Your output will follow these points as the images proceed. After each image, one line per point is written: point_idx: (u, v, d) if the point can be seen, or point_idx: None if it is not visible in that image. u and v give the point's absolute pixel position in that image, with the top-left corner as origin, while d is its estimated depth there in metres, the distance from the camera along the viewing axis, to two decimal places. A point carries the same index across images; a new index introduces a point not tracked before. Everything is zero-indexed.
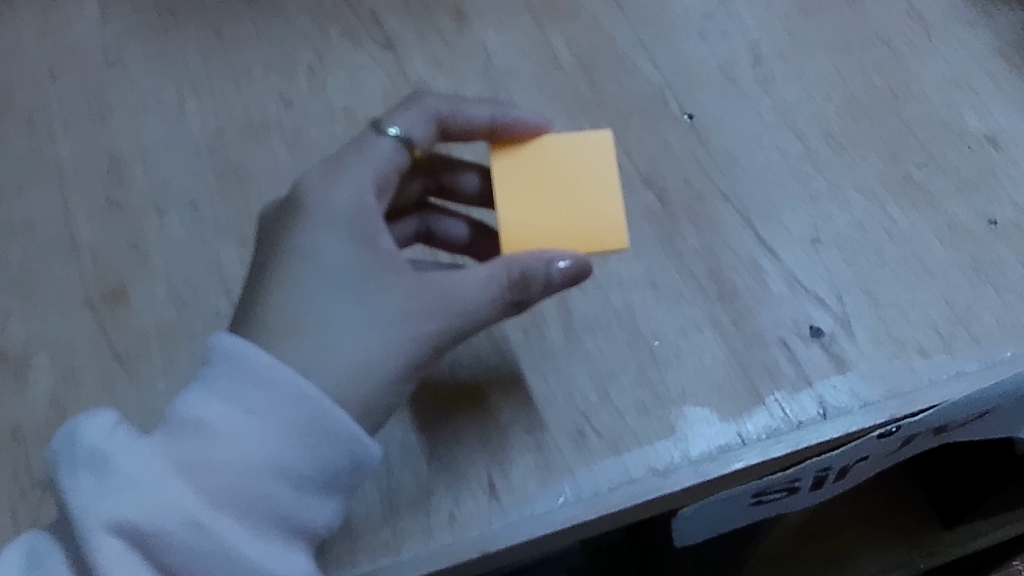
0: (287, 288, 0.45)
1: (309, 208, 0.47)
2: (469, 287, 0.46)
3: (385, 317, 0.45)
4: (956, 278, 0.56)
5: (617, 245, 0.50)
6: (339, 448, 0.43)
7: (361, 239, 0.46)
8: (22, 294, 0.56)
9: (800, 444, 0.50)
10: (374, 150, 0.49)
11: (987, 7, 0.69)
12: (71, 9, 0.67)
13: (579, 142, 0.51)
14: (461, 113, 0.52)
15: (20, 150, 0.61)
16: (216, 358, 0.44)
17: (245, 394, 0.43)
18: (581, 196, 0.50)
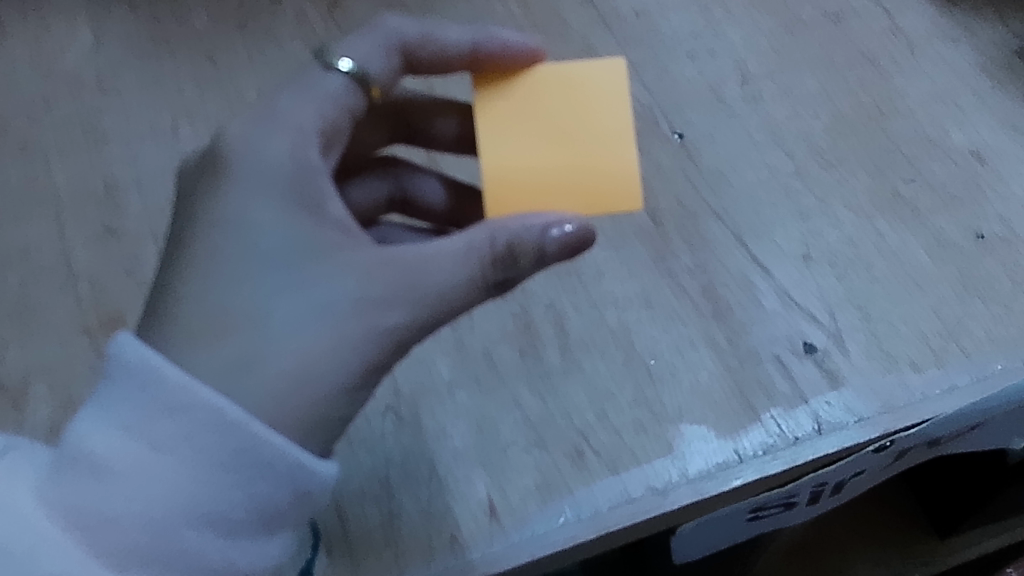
0: (216, 267, 0.42)
1: (237, 167, 0.43)
2: (429, 261, 0.43)
3: (335, 307, 0.42)
4: (946, 292, 0.57)
5: (628, 196, 0.47)
6: (267, 479, 0.40)
7: (308, 212, 0.43)
8: (19, 322, 0.56)
9: (797, 460, 0.51)
10: (318, 94, 0.45)
11: (968, 25, 0.70)
12: (65, 37, 0.67)
13: (578, 74, 0.47)
14: (434, 40, 0.49)
15: (15, 178, 0.61)
16: (115, 374, 0.39)
17: (149, 421, 0.38)
18: (582, 138, 0.47)
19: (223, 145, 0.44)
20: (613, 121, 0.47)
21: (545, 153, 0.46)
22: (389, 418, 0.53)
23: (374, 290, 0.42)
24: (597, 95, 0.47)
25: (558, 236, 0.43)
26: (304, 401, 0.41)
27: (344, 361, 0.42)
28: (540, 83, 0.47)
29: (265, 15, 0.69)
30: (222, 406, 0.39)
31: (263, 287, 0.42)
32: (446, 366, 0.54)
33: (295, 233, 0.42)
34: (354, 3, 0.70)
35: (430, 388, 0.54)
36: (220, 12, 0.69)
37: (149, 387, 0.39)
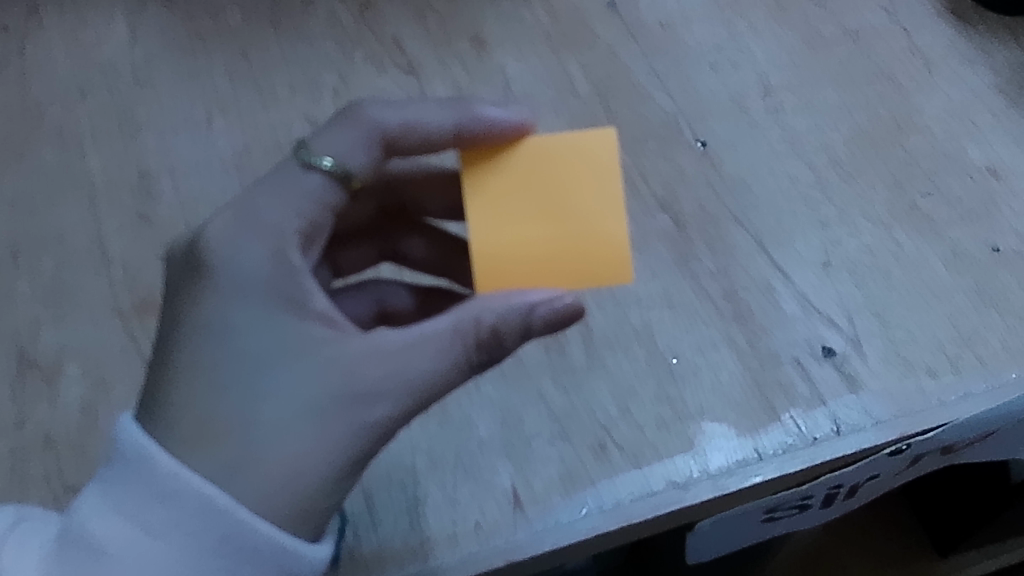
0: (200, 371, 0.41)
1: (215, 272, 0.42)
2: (410, 353, 0.42)
3: (321, 404, 0.41)
4: (963, 302, 0.58)
5: (624, 271, 0.46)
6: (264, 564, 0.40)
7: (291, 307, 0.42)
8: (53, 304, 0.57)
9: (816, 459, 0.52)
10: (296, 187, 0.44)
11: (985, 44, 0.71)
12: (101, 29, 0.69)
13: (566, 146, 0.45)
14: (416, 126, 0.47)
15: (50, 165, 0.62)
16: (116, 456, 0.41)
17: (144, 506, 0.40)
18: (572, 215, 0.45)
19: (200, 247, 0.43)
20: (602, 195, 0.45)
21: (534, 232, 0.45)
22: None
23: (356, 382, 0.41)
24: (586, 169, 0.45)
25: (543, 312, 0.43)
26: (292, 494, 0.41)
27: (328, 453, 0.41)
28: (527, 157, 0.45)
29: (297, 15, 0.70)
30: (209, 494, 0.39)
31: (246, 386, 0.41)
32: None
33: (277, 331, 0.42)
34: (384, 6, 0.71)
35: None
36: (252, 10, 0.70)
37: (144, 470, 0.40)
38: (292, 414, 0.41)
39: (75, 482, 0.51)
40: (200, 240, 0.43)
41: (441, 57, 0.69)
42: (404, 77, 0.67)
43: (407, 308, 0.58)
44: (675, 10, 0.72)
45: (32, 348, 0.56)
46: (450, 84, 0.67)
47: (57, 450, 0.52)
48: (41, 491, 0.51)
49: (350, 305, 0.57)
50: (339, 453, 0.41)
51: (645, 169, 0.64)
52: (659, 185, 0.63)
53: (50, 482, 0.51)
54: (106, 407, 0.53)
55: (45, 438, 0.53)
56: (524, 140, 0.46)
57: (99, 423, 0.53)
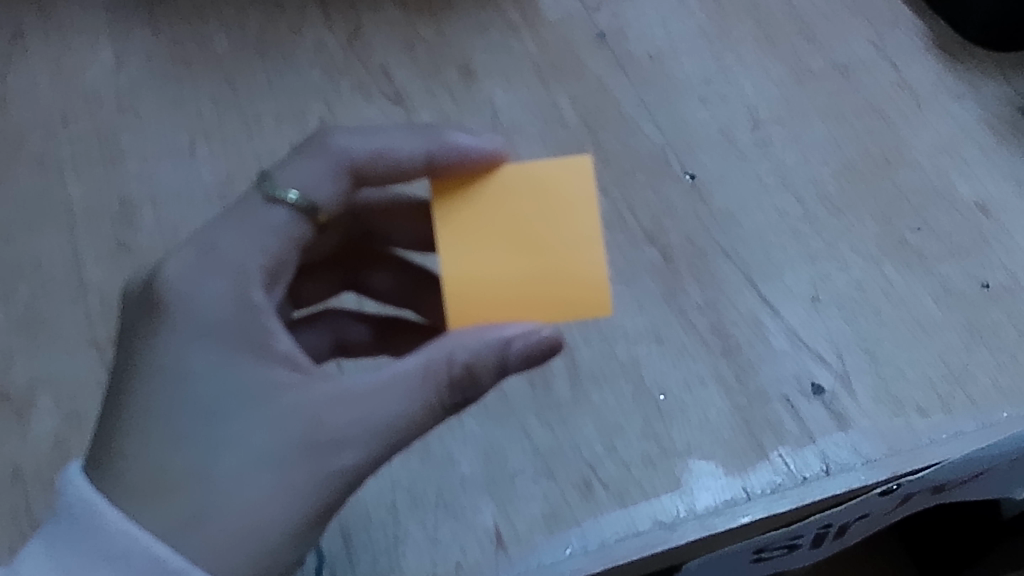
0: (153, 421, 0.40)
1: (173, 316, 0.41)
2: (378, 397, 0.41)
3: (283, 453, 0.39)
4: (953, 339, 0.58)
5: (602, 305, 0.44)
6: None
7: (252, 350, 0.41)
8: (27, 333, 0.56)
9: (805, 499, 0.51)
10: (260, 221, 0.43)
11: (973, 80, 0.71)
12: (86, 55, 0.68)
13: (542, 173, 0.44)
14: (387, 155, 0.48)
15: (30, 192, 0.61)
16: (65, 512, 0.40)
17: (89, 568, 0.38)
18: (548, 245, 0.44)
19: (159, 289, 0.42)
20: (579, 225, 0.44)
21: (508, 261, 0.44)
22: None
23: (320, 429, 0.40)
24: (563, 196, 0.44)
25: (519, 346, 0.41)
26: (248, 546, 0.39)
27: (289, 503, 0.40)
28: (502, 185, 0.45)
29: (284, 44, 0.70)
30: (160, 553, 0.38)
31: (202, 436, 0.39)
32: None
33: (236, 375, 0.40)
34: (372, 35, 0.71)
35: None
36: (239, 38, 0.70)
37: (92, 527, 0.39)
38: (252, 461, 0.39)
39: (41, 518, 0.50)
40: (159, 282, 0.42)
41: (429, 86, 0.68)
42: (391, 107, 0.67)
43: (364, 340, 0.57)
44: (665, 43, 0.72)
45: (4, 379, 0.54)
46: (438, 114, 0.67)
47: (25, 485, 0.51)
48: (9, 529, 0.50)
49: (307, 337, 0.55)
50: (304, 503, 0.40)
51: (633, 201, 0.63)
52: (647, 218, 0.62)
53: (18, 518, 0.50)
54: (78, 441, 0.52)
55: (14, 473, 0.51)
56: (498, 170, 0.45)
57: (72, 457, 0.52)
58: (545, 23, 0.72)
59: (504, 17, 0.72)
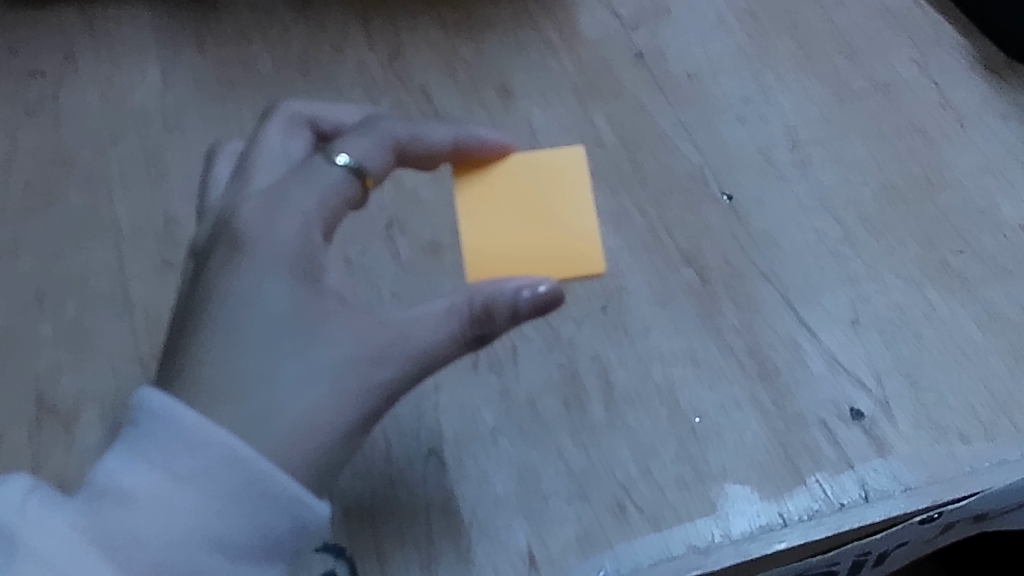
0: (224, 336, 0.42)
1: (245, 242, 0.44)
2: (417, 326, 0.44)
3: (339, 368, 0.43)
4: (998, 365, 0.57)
5: (597, 266, 0.54)
6: (278, 512, 0.41)
7: (308, 278, 0.44)
8: (75, 348, 0.57)
9: (842, 526, 0.50)
10: (320, 175, 0.46)
11: (1020, 99, 0.70)
12: (135, 75, 0.70)
13: (536, 163, 0.54)
14: (420, 138, 0.51)
15: (78, 209, 0.63)
16: (140, 414, 0.40)
17: (170, 461, 0.39)
18: (549, 217, 0.53)
19: (235, 225, 0.44)
20: (576, 202, 0.53)
21: (518, 232, 0.52)
22: (432, 461, 0.53)
23: (370, 346, 0.43)
24: (555, 180, 0.54)
25: (528, 296, 0.44)
26: (307, 447, 0.42)
27: (343, 411, 0.43)
28: (505, 172, 0.53)
29: (326, 63, 0.71)
30: (238, 448, 0.40)
31: (267, 351, 0.42)
32: (491, 412, 0.54)
33: (298, 297, 0.43)
34: (411, 55, 0.72)
35: (474, 434, 0.53)
36: (282, 57, 0.71)
37: (174, 430, 0.40)
38: (312, 372, 0.42)
39: None
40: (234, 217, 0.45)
41: (468, 106, 0.69)
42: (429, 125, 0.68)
43: None
44: (703, 62, 0.72)
45: (52, 393, 0.56)
46: None
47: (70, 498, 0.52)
48: None
49: None
50: (354, 412, 0.43)
51: (670, 221, 0.63)
52: (683, 238, 0.62)
53: None
54: None
55: (61, 484, 0.53)
56: (508, 157, 0.54)
57: None
58: (583, 42, 0.73)
59: (543, 36, 0.73)
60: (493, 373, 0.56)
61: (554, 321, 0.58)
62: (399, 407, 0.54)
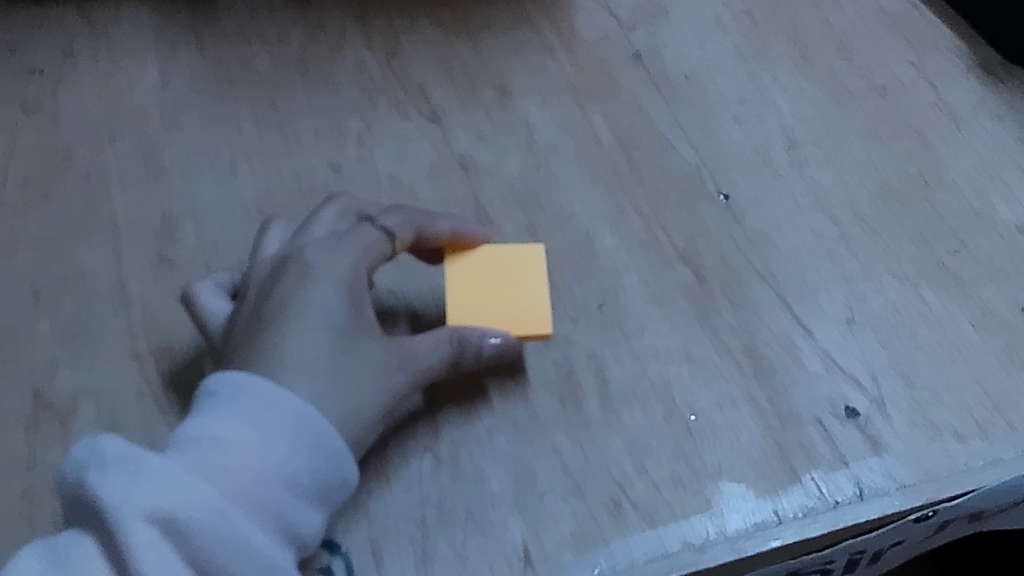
0: (282, 335, 0.49)
1: (305, 265, 0.51)
2: (427, 347, 0.52)
3: (373, 366, 0.50)
4: (992, 364, 0.57)
5: (544, 331, 0.55)
6: (334, 464, 0.47)
7: (351, 297, 0.51)
8: (71, 345, 0.56)
9: (837, 524, 0.51)
10: (362, 234, 0.53)
11: (1015, 103, 0.71)
12: (133, 74, 0.70)
13: (500, 251, 0.57)
14: (431, 226, 0.56)
15: (75, 205, 0.63)
16: (221, 389, 0.47)
17: (252, 411, 0.46)
18: (514, 292, 0.56)
19: (299, 255, 0.52)
20: (537, 282, 0.56)
21: (488, 309, 0.55)
22: (427, 459, 0.52)
23: (400, 355, 0.51)
24: (520, 265, 0.57)
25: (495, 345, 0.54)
26: (347, 426, 0.48)
27: (372, 403, 0.49)
28: (472, 258, 0.57)
29: (326, 63, 0.72)
30: (305, 405, 0.47)
31: (320, 349, 0.48)
32: (487, 410, 0.54)
33: (343, 312, 0.50)
34: (410, 56, 0.72)
35: (469, 431, 0.53)
36: (281, 59, 0.72)
37: (254, 392, 0.46)
38: (351, 366, 0.49)
39: None
40: (297, 250, 0.52)
41: (466, 105, 0.69)
42: (427, 125, 0.68)
43: None
44: (700, 64, 0.72)
45: (47, 389, 0.55)
46: (473, 132, 0.68)
47: None
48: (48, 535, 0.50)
49: None
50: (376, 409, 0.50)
51: (667, 220, 0.63)
52: (680, 238, 0.62)
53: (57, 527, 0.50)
54: None
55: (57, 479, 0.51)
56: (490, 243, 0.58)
57: None
58: (581, 43, 0.74)
59: (541, 38, 0.74)
60: (489, 372, 0.56)
61: (550, 321, 0.58)
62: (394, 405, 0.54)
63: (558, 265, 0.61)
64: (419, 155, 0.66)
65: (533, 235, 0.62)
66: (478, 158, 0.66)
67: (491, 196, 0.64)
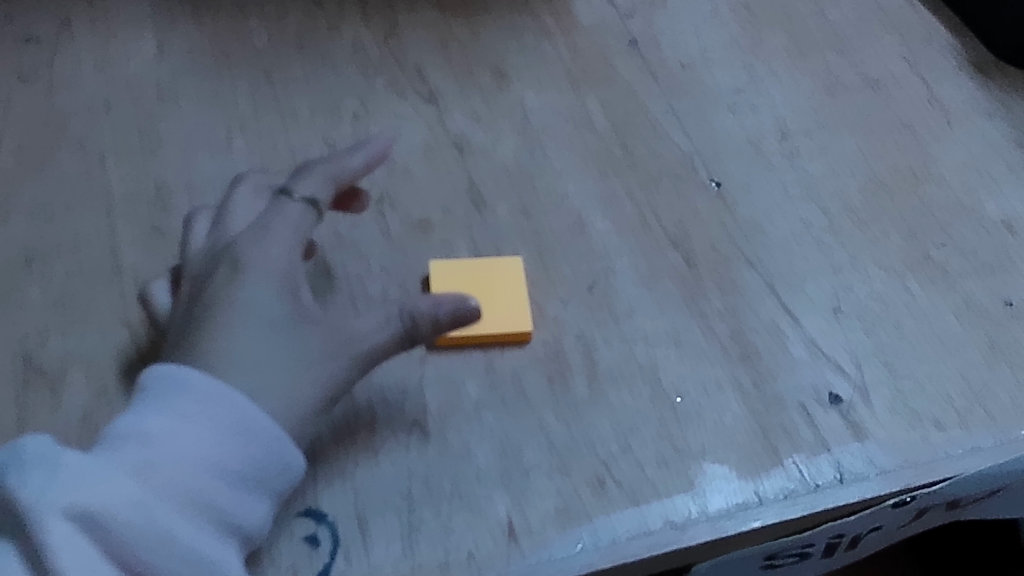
0: (216, 335, 0.49)
1: (237, 261, 0.51)
2: (375, 331, 0.52)
3: (306, 356, 0.50)
4: (974, 355, 0.58)
5: (525, 332, 0.56)
6: (267, 449, 0.47)
7: (289, 293, 0.51)
8: (63, 311, 0.56)
9: (816, 506, 0.51)
10: (287, 210, 0.55)
11: (1005, 100, 0.71)
12: (130, 47, 0.70)
13: (473, 262, 0.59)
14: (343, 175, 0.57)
15: (69, 173, 0.63)
16: (152, 382, 0.48)
17: (180, 404, 0.47)
18: (494, 300, 0.58)
19: (234, 249, 0.52)
20: (516, 289, 0.58)
21: (472, 320, 0.57)
22: (415, 433, 0.53)
23: (344, 334, 0.51)
24: (494, 274, 0.58)
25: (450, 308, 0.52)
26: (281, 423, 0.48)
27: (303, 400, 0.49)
28: (447, 273, 0.58)
29: (324, 41, 0.72)
30: (236, 396, 0.47)
31: (251, 343, 0.48)
32: (475, 387, 0.55)
33: (276, 304, 0.50)
34: (408, 36, 0.73)
35: (458, 407, 0.54)
36: (279, 35, 0.72)
37: (182, 384, 0.47)
38: (284, 359, 0.49)
39: None
40: (230, 249, 0.52)
41: (462, 87, 0.70)
42: (424, 104, 0.68)
43: None
44: (696, 53, 0.73)
45: (37, 353, 0.54)
46: (469, 113, 0.68)
47: None
48: None
49: None
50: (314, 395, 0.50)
51: (659, 206, 0.64)
52: (671, 223, 0.63)
53: None
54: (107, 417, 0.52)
55: None
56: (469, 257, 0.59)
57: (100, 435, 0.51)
58: (579, 29, 0.74)
59: (539, 23, 0.74)
60: (478, 350, 0.56)
61: (540, 301, 0.59)
62: (384, 379, 0.54)
63: (550, 247, 0.61)
64: (415, 134, 0.66)
65: (525, 216, 0.63)
66: (473, 139, 0.67)
67: (485, 177, 0.65)
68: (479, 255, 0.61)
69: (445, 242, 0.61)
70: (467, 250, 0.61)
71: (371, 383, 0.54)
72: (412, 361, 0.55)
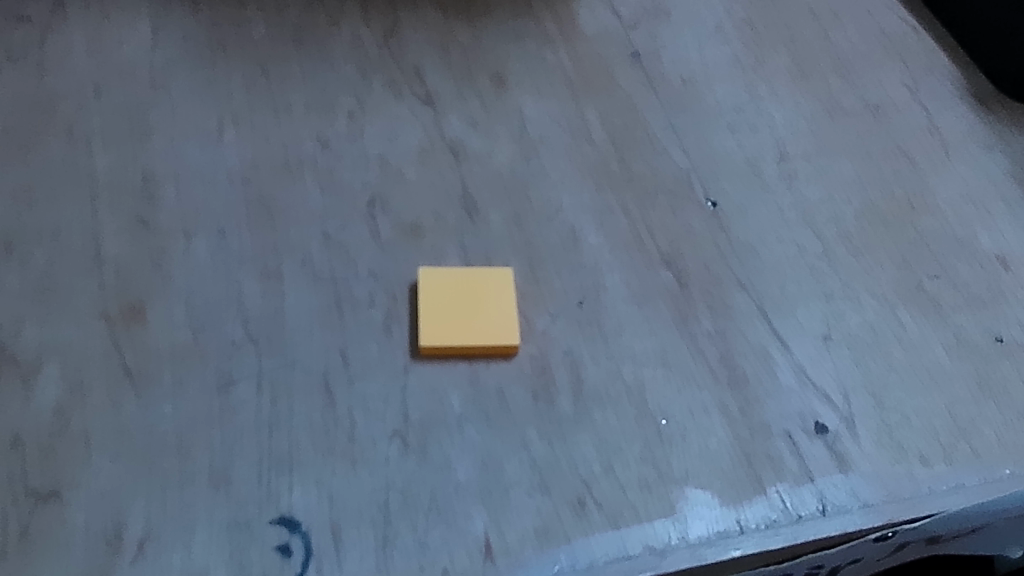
0: None
1: None
2: None
3: None
4: (962, 391, 0.57)
5: (513, 344, 0.55)
6: None
7: None
8: (41, 300, 0.55)
9: (798, 538, 0.50)
10: None
11: (1004, 134, 0.71)
12: (125, 32, 0.69)
13: (462, 272, 0.58)
14: None
15: (54, 158, 0.61)
16: None
17: None
18: (484, 310, 0.56)
19: None
20: (505, 299, 0.57)
21: (457, 328, 0.56)
22: (395, 443, 0.51)
23: None
24: (483, 283, 0.57)
25: None
26: None
27: None
28: (435, 281, 0.57)
29: (322, 36, 0.71)
30: None
31: None
32: (458, 399, 0.54)
33: None
34: (408, 36, 0.72)
35: (440, 418, 0.53)
36: (277, 27, 0.71)
37: None
38: None
39: (41, 487, 0.48)
40: None
41: (460, 90, 0.69)
42: (420, 106, 0.67)
43: None
44: (698, 69, 0.72)
45: (11, 343, 0.53)
46: (466, 117, 0.67)
47: (24, 451, 0.49)
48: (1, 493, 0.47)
49: None
50: None
51: (653, 223, 0.63)
52: (665, 241, 0.62)
53: (13, 484, 0.48)
54: (80, 412, 0.51)
55: (14, 437, 0.49)
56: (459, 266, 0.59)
57: (73, 432, 0.50)
58: (581, 38, 0.73)
59: (541, 30, 0.74)
60: (463, 361, 0.55)
61: (529, 314, 0.58)
62: (366, 387, 0.53)
63: (541, 260, 0.60)
64: (409, 136, 0.65)
65: (518, 226, 0.62)
66: (468, 144, 0.66)
67: (478, 185, 0.64)
68: (470, 263, 0.60)
69: (435, 249, 0.60)
70: (457, 257, 0.60)
71: (352, 390, 0.53)
72: (396, 369, 0.54)
